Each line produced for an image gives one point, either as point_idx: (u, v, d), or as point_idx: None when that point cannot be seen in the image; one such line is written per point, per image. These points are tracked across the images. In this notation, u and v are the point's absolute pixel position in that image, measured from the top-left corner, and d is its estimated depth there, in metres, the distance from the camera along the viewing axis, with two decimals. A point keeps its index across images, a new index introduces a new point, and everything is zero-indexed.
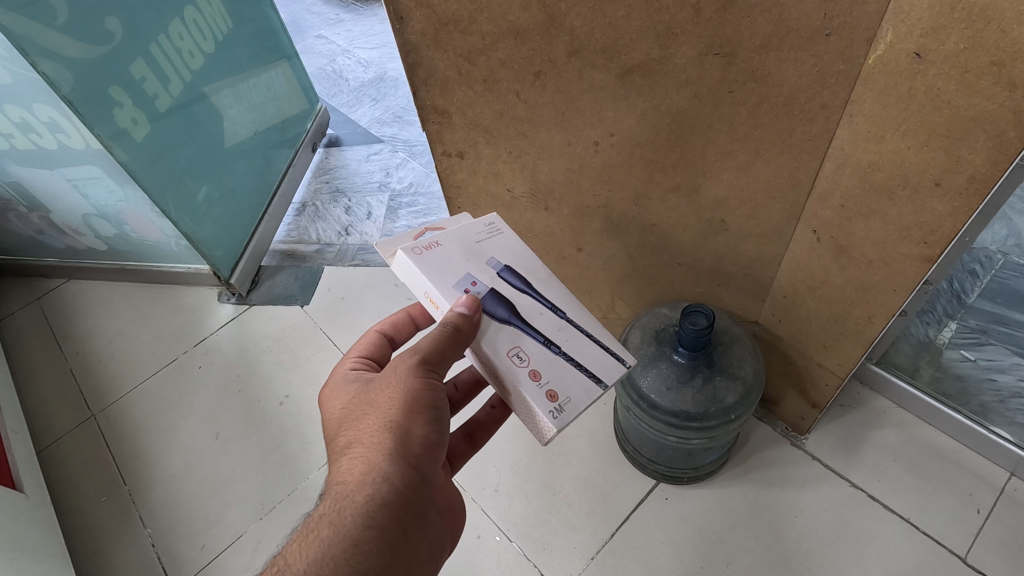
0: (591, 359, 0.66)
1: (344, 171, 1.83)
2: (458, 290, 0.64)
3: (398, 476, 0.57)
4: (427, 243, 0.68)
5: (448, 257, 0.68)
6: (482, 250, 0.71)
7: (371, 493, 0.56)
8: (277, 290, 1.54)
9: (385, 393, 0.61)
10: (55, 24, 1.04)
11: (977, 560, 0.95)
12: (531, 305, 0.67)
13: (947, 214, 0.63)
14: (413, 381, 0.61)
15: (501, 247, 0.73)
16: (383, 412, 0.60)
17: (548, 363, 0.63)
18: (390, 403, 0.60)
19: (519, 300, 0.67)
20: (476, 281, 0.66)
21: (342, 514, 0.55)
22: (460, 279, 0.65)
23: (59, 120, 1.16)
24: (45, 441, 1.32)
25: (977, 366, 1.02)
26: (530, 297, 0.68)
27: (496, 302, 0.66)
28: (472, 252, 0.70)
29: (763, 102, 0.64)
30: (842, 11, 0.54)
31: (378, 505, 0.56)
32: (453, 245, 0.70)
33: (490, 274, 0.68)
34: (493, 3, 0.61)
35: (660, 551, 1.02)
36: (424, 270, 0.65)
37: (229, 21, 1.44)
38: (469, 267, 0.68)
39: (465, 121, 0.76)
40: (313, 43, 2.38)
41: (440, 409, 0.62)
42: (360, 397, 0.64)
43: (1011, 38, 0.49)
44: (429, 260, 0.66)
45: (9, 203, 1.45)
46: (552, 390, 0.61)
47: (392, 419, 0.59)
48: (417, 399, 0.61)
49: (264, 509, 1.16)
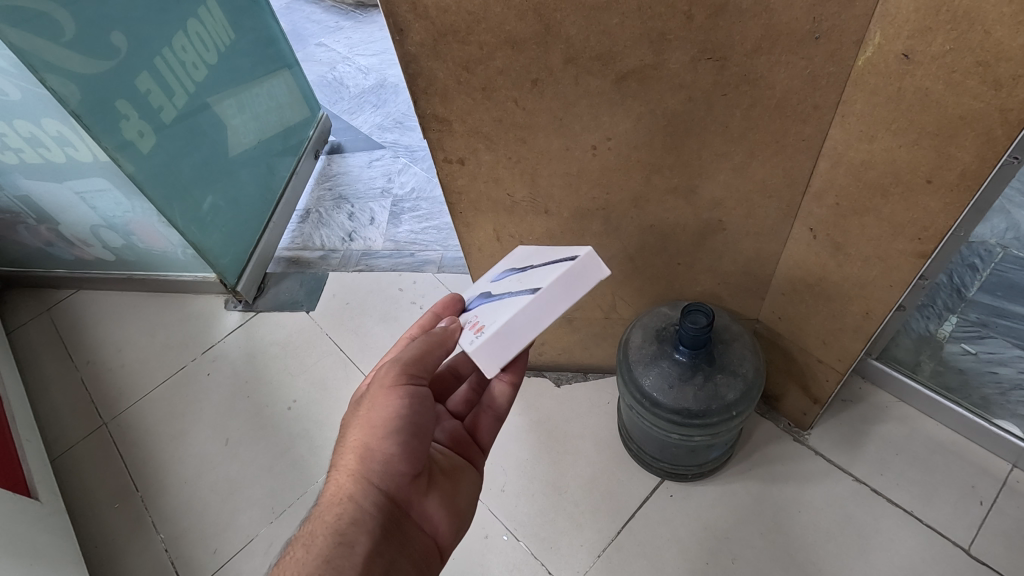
0: (542, 274, 0.67)
1: (346, 177, 1.85)
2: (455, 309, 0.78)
3: (364, 494, 0.62)
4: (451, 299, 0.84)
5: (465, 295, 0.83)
6: (491, 275, 0.83)
7: (340, 512, 0.61)
8: (283, 297, 1.56)
9: (360, 411, 0.65)
10: (62, 41, 1.06)
11: (981, 552, 0.96)
12: (509, 277, 0.75)
13: (938, 210, 0.64)
14: (382, 399, 0.64)
15: (515, 260, 0.84)
16: (354, 434, 0.64)
17: (490, 309, 0.68)
18: (359, 424, 0.64)
19: (500, 283, 0.76)
20: (471, 297, 0.79)
21: (314, 533, 0.61)
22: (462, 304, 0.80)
23: (67, 134, 1.18)
24: (58, 450, 1.34)
25: (978, 360, 1.02)
26: (511, 273, 0.77)
27: (482, 297, 0.76)
28: (483, 281, 0.83)
29: (755, 105, 0.66)
30: (830, 15, 0.56)
31: (347, 521, 0.61)
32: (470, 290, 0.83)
33: (488, 285, 0.80)
34: (491, 14, 0.62)
35: (665, 548, 1.03)
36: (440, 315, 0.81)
37: (231, 32, 1.47)
38: (472, 291, 0.81)
39: (465, 128, 0.76)
40: (314, 51, 2.41)
41: (405, 423, 0.64)
42: (350, 410, 0.68)
43: (994, 39, 0.50)
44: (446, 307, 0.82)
45: (18, 216, 1.48)
46: (478, 324, 0.67)
47: (357, 439, 0.64)
48: (382, 417, 0.63)
49: (275, 513, 1.18)
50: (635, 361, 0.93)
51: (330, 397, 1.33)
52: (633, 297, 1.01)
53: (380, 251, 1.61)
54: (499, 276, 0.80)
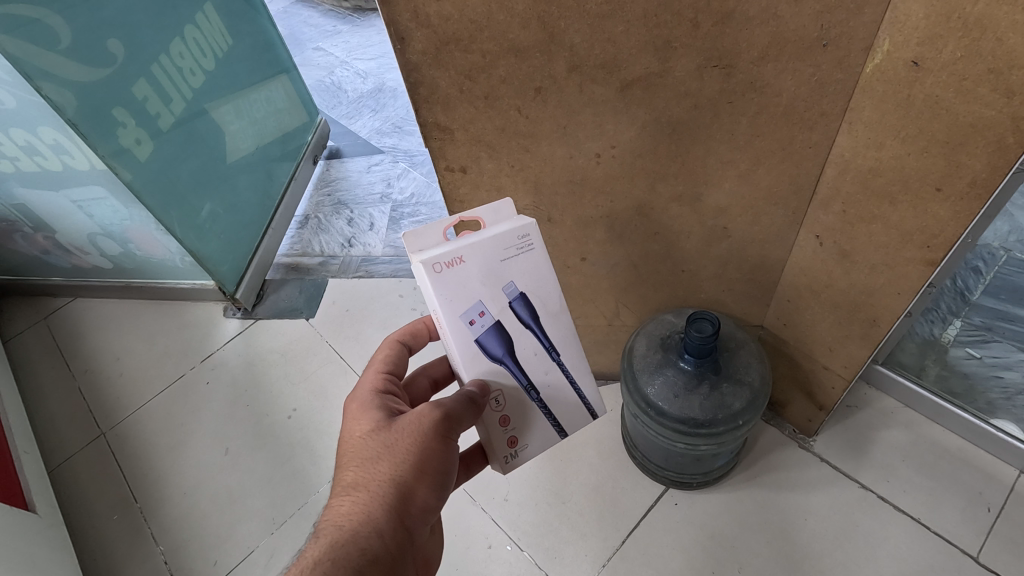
0: (566, 406, 0.73)
1: (345, 182, 1.84)
2: (463, 318, 0.64)
3: (390, 533, 0.58)
4: (450, 258, 0.63)
5: (468, 275, 0.64)
6: (504, 270, 0.66)
7: (365, 549, 0.56)
8: (282, 304, 1.54)
9: (406, 445, 0.61)
10: (59, 49, 1.05)
11: (990, 560, 0.95)
12: (531, 339, 0.68)
13: (948, 219, 0.63)
14: (434, 444, 0.62)
15: (533, 268, 0.67)
16: (394, 466, 0.60)
17: (522, 418, 0.71)
18: (404, 459, 0.60)
19: (520, 335, 0.68)
20: (484, 311, 0.65)
21: (331, 561, 0.54)
22: (468, 309, 0.64)
23: (64, 143, 1.17)
24: (55, 461, 1.32)
25: (983, 364, 1.02)
26: (532, 334, 0.68)
27: (497, 340, 0.66)
28: (493, 274, 0.65)
29: (762, 112, 0.65)
30: (839, 22, 0.55)
31: (370, 559, 0.56)
32: (475, 261, 0.65)
33: (503, 303, 0.66)
34: (493, 22, 0.61)
35: (671, 557, 1.02)
36: (438, 295, 0.63)
37: (228, 38, 1.46)
38: (484, 292, 0.65)
39: (467, 137, 0.75)
40: (312, 55, 2.40)
41: (447, 475, 0.62)
42: (378, 433, 0.62)
43: (1006, 46, 0.49)
44: (446, 283, 0.63)
45: (14, 225, 1.46)
46: (513, 438, 0.70)
47: (399, 474, 0.59)
48: (433, 464, 0.61)
49: (275, 524, 1.17)
50: (639, 370, 0.92)
51: (330, 405, 1.32)
52: (637, 305, 1.01)
53: (380, 257, 1.60)
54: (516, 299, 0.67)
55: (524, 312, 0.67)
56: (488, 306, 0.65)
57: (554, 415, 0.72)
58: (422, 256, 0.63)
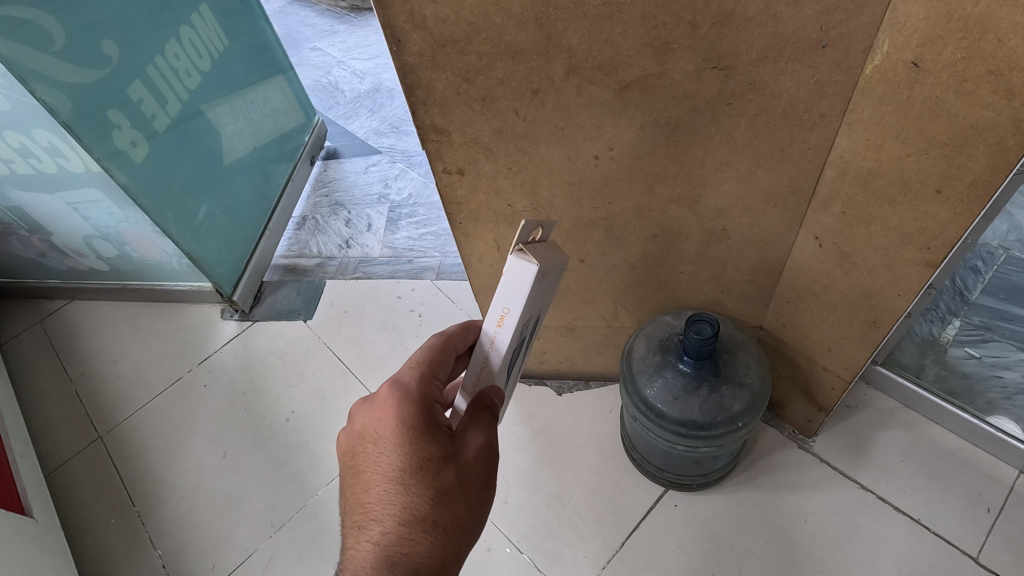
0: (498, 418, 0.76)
1: (343, 183, 1.83)
2: (521, 327, 0.60)
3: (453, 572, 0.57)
4: (545, 271, 0.57)
5: (540, 290, 0.59)
6: (546, 293, 0.64)
7: None
8: (280, 305, 1.54)
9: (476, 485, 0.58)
10: (52, 50, 1.04)
11: (990, 561, 0.95)
12: (520, 356, 0.69)
13: (948, 220, 0.63)
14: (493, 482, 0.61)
15: (549, 292, 0.67)
16: (465, 507, 0.57)
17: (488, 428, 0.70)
18: (473, 499, 0.58)
19: (521, 352, 0.68)
20: (526, 325, 0.62)
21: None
22: (525, 319, 0.60)
23: (59, 145, 1.16)
24: (52, 465, 1.32)
25: (983, 363, 1.01)
26: (523, 351, 0.69)
27: (516, 353, 0.64)
28: (546, 291, 0.62)
29: (761, 114, 0.65)
30: (838, 23, 0.55)
31: None
32: (548, 277, 0.60)
33: (532, 320, 0.64)
34: (490, 23, 0.61)
35: (670, 559, 1.02)
36: (527, 304, 0.56)
37: (224, 38, 1.45)
38: (535, 309, 0.62)
39: (465, 139, 0.75)
40: (308, 55, 2.39)
41: None
42: (448, 468, 0.57)
43: (1007, 47, 0.49)
44: (533, 295, 0.57)
45: (9, 227, 1.46)
46: None
47: (470, 515, 0.58)
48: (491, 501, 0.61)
49: (273, 527, 1.16)
50: (638, 372, 0.92)
51: (328, 407, 1.31)
52: (636, 306, 1.00)
53: (378, 258, 1.59)
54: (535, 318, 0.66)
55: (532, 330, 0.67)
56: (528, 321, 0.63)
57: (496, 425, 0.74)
58: (537, 259, 0.54)
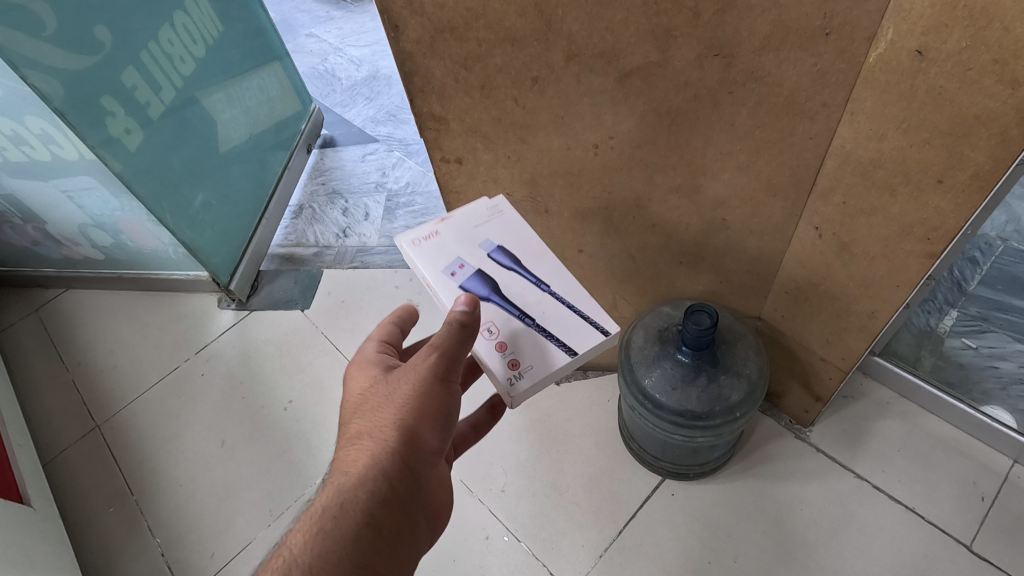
0: (570, 330, 0.67)
1: (339, 172, 1.82)
2: (444, 271, 0.69)
3: (393, 477, 0.54)
4: (428, 232, 0.73)
5: (444, 242, 0.72)
6: (477, 233, 0.73)
7: (367, 491, 0.53)
8: (277, 295, 1.53)
9: (404, 389, 0.58)
10: (44, 35, 1.03)
11: (983, 549, 0.96)
12: (514, 278, 0.70)
13: (949, 210, 0.63)
14: (432, 387, 0.58)
15: (507, 228, 0.74)
16: (391, 413, 0.56)
17: (525, 343, 0.66)
18: (400, 403, 0.57)
19: (505, 277, 0.70)
20: (462, 263, 0.70)
21: (344, 507, 0.52)
22: (447, 264, 0.70)
23: (51, 132, 1.15)
24: (49, 454, 1.31)
25: (979, 354, 1.02)
26: (514, 273, 0.70)
27: (480, 283, 0.69)
28: (468, 236, 0.73)
29: (762, 102, 0.64)
30: (842, 10, 0.54)
31: (376, 502, 0.53)
32: (450, 230, 0.73)
33: (481, 256, 0.71)
34: (489, 9, 0.60)
35: (667, 548, 1.03)
36: (418, 260, 0.70)
37: (218, 24, 1.42)
38: (461, 250, 0.71)
39: (463, 127, 0.74)
40: (304, 42, 2.37)
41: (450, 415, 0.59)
42: (378, 385, 0.60)
43: (1013, 36, 0.49)
44: (426, 249, 0.71)
45: (3, 216, 1.44)
46: (515, 360, 0.65)
47: (399, 417, 0.56)
48: (433, 406, 0.57)
49: (272, 516, 1.17)
50: (637, 362, 0.92)
51: (326, 397, 1.31)
52: (635, 296, 1.00)
53: (375, 248, 1.59)
54: (493, 251, 0.72)
55: (502, 258, 0.71)
56: (467, 260, 0.70)
57: (559, 336, 0.66)
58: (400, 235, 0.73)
